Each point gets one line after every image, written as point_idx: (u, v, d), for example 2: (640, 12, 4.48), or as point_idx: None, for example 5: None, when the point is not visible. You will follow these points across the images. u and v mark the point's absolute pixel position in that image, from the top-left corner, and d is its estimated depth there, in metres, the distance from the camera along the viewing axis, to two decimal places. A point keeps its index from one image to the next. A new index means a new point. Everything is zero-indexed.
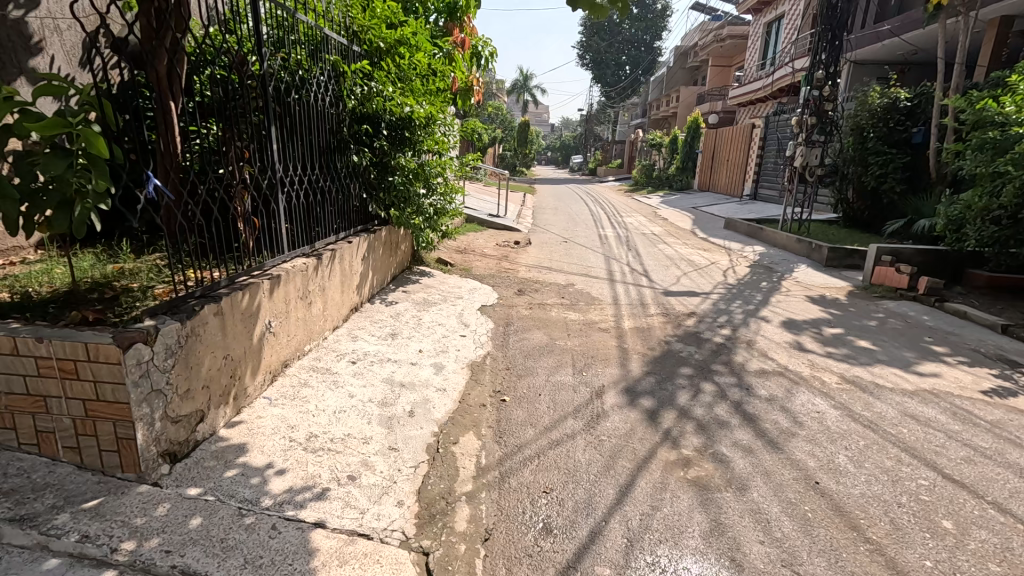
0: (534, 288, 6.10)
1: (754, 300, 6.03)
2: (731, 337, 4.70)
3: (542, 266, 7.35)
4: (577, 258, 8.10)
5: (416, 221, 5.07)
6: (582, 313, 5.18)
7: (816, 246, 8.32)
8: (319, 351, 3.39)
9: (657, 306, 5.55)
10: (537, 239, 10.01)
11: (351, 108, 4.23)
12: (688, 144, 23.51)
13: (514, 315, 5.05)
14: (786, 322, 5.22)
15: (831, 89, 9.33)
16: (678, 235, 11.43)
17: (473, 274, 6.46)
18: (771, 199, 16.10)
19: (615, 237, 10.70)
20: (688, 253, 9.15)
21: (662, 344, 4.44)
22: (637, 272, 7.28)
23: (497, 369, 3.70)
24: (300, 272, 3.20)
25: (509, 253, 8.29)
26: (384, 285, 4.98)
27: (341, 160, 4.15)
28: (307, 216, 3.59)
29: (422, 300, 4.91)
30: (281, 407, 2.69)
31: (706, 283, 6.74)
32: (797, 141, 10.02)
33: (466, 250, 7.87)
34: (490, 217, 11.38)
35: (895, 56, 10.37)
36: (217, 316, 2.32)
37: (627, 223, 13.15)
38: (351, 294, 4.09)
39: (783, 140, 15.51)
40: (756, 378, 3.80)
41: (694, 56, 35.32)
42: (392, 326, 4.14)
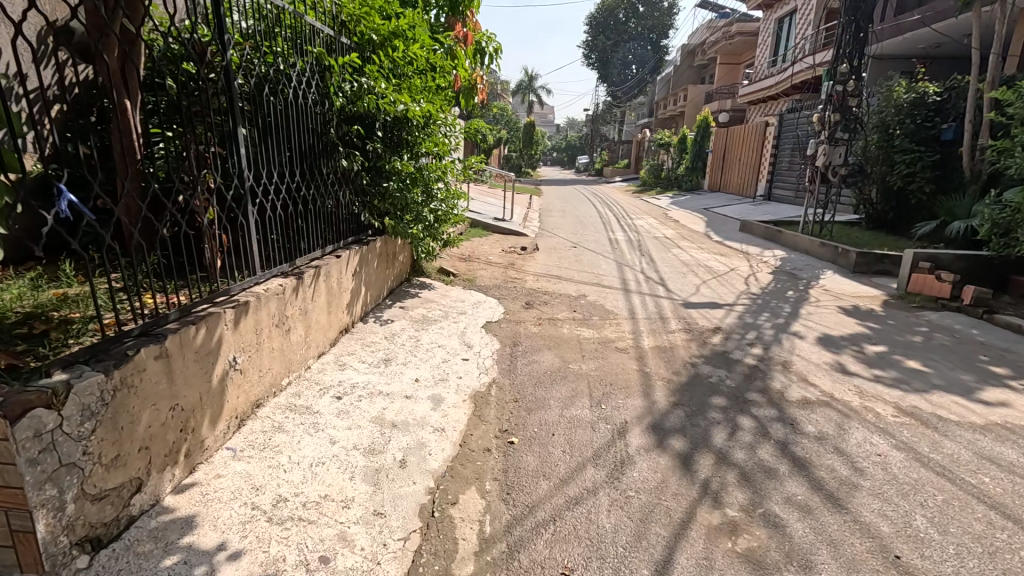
0: (543, 301, 5.65)
1: (783, 312, 5.55)
2: (763, 358, 4.22)
3: (551, 274, 6.90)
4: (588, 265, 7.64)
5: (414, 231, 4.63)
6: (597, 329, 4.73)
7: (843, 251, 7.81)
8: (299, 385, 2.95)
9: (678, 320, 5.09)
10: (545, 244, 9.56)
11: (338, 107, 3.75)
12: (698, 143, 22.98)
13: (522, 333, 4.59)
14: (822, 339, 4.74)
15: (855, 84, 8.83)
16: (692, 238, 10.95)
17: (477, 285, 6.02)
18: (786, 200, 15.55)
19: (627, 241, 10.23)
20: (705, 258, 8.67)
21: (687, 366, 3.98)
22: (653, 280, 6.81)
23: (504, 402, 3.25)
24: (275, 296, 2.75)
25: (516, 260, 7.84)
26: (379, 299, 4.55)
27: (329, 165, 3.70)
28: (288, 229, 3.15)
29: (421, 318, 4.47)
30: (247, 462, 2.25)
31: (728, 293, 6.26)
32: (818, 139, 9.52)
33: (470, 258, 7.43)
34: (496, 220, 10.94)
35: (916, 49, 9.95)
36: (159, 360, 1.89)
37: (639, 226, 12.67)
38: (340, 314, 3.65)
39: (799, 138, 14.97)
40: (800, 410, 3.32)
41: (702, 55, 34.77)
42: (386, 351, 3.70)
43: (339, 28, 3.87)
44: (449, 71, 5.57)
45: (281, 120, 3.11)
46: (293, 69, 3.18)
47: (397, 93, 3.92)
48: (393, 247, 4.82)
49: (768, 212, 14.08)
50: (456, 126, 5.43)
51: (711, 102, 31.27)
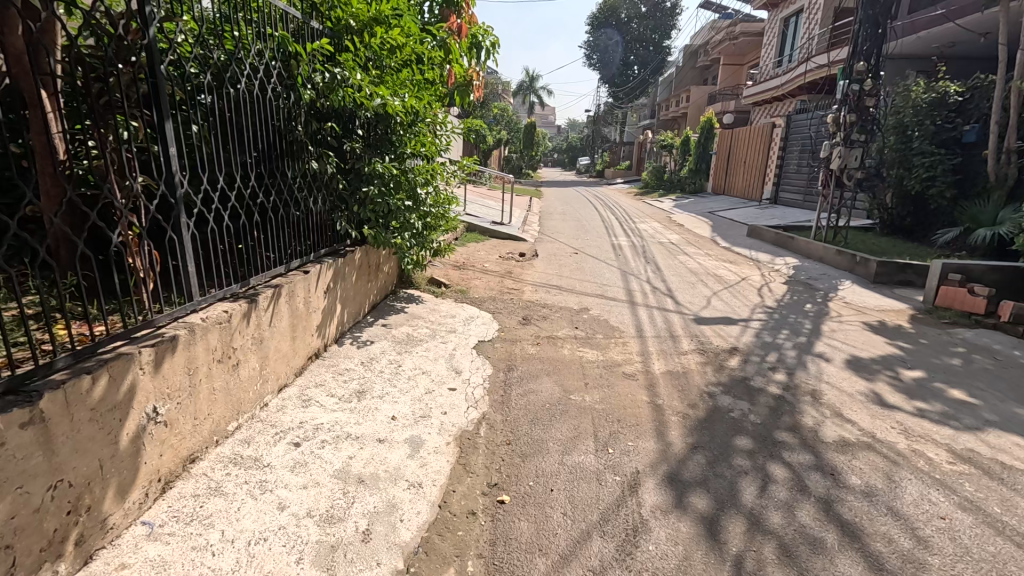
0: (542, 316, 5.18)
1: (803, 329, 5.08)
2: (789, 386, 3.75)
3: (550, 284, 6.43)
4: (589, 274, 7.17)
5: (398, 241, 4.17)
6: (601, 351, 4.26)
7: (862, 259, 7.34)
8: (250, 430, 2.49)
9: (689, 339, 4.62)
10: (545, 250, 9.09)
11: (307, 101, 3.25)
12: (701, 145, 22.50)
13: (518, 355, 4.12)
14: (851, 361, 4.27)
15: (873, 82, 8.34)
16: (699, 244, 10.47)
17: (470, 297, 5.55)
18: (793, 203, 15.09)
19: (631, 247, 9.76)
20: (713, 266, 8.20)
21: (705, 397, 3.51)
22: (660, 291, 6.34)
23: (494, 445, 2.78)
24: (218, 326, 2.28)
25: (513, 268, 7.38)
26: (359, 316, 4.10)
27: (297, 168, 3.23)
28: (242, 242, 2.69)
29: (405, 338, 4.00)
30: (165, 543, 1.78)
31: (742, 307, 5.78)
32: (833, 141, 9.04)
33: (464, 267, 6.97)
34: (494, 225, 10.47)
35: (931, 48, 9.58)
36: (28, 427, 1.42)
37: (643, 230, 12.20)
38: (308, 338, 3.18)
39: (808, 140, 14.50)
40: (839, 456, 2.85)
41: (705, 56, 34.34)
42: (361, 380, 3.23)
43: (310, 11, 3.37)
44: (441, 65, 5.07)
45: (232, 114, 2.63)
46: (249, 55, 2.69)
47: (375, 86, 3.45)
48: (376, 257, 4.36)
49: (776, 216, 13.60)
50: (447, 125, 4.95)
51: (714, 104, 30.81)
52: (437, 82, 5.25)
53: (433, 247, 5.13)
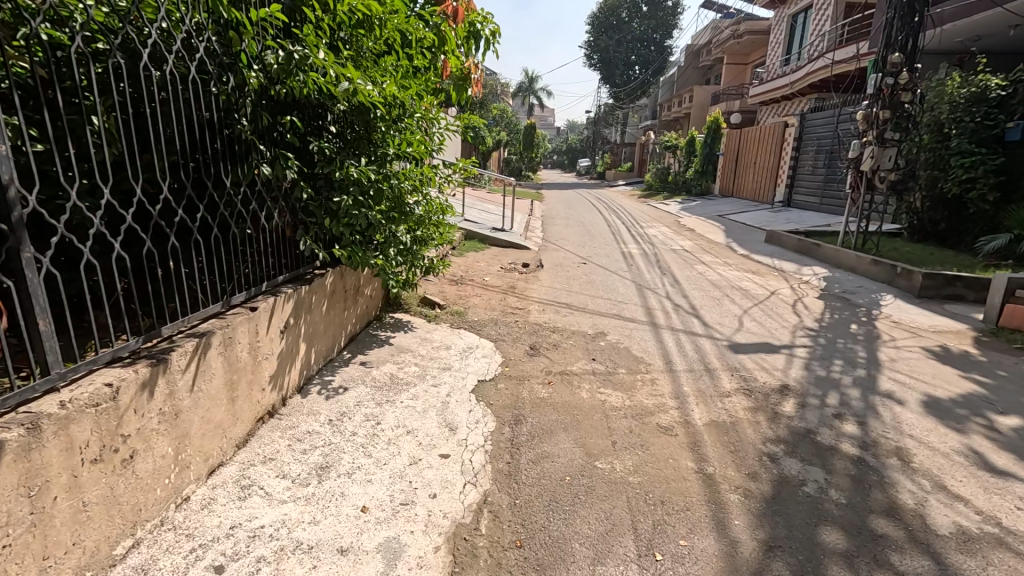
0: (552, 344, 4.44)
1: (858, 358, 4.34)
2: (866, 442, 3.00)
3: (559, 302, 5.69)
4: (602, 288, 6.43)
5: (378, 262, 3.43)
6: (627, 393, 3.52)
7: (904, 271, 6.61)
8: (153, 548, 1.75)
9: (729, 376, 3.87)
10: (549, 259, 8.36)
11: (254, 87, 2.47)
12: (707, 145, 21.79)
13: (526, 399, 3.38)
14: (928, 404, 3.52)
15: (908, 75, 7.63)
16: (715, 251, 9.77)
17: (469, 320, 4.81)
18: (808, 206, 14.36)
19: (644, 255, 9.05)
20: (736, 277, 7.47)
21: (766, 462, 2.76)
22: (683, 310, 5.62)
23: (500, 552, 2.04)
24: (93, 411, 1.53)
25: (516, 282, 6.64)
26: (331, 352, 3.36)
27: (240, 172, 2.46)
28: (148, 278, 1.92)
29: (388, 383, 3.25)
30: None
31: (780, 330, 5.05)
32: (862, 140, 8.33)
33: (461, 283, 6.24)
34: (494, 231, 9.73)
35: (954, 42, 9.11)
36: None
37: (653, 236, 11.50)
38: (255, 394, 2.45)
39: (824, 139, 13.78)
40: (967, 560, 2.10)
41: (708, 55, 33.67)
42: (326, 450, 2.48)
43: None
44: (432, 53, 4.36)
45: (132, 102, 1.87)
46: (157, 16, 1.94)
47: (343, 67, 2.70)
48: (354, 281, 3.63)
49: (792, 221, 12.86)
50: (441, 123, 4.22)
51: (718, 103, 30.14)
52: (430, 73, 4.53)
53: (424, 266, 4.37)
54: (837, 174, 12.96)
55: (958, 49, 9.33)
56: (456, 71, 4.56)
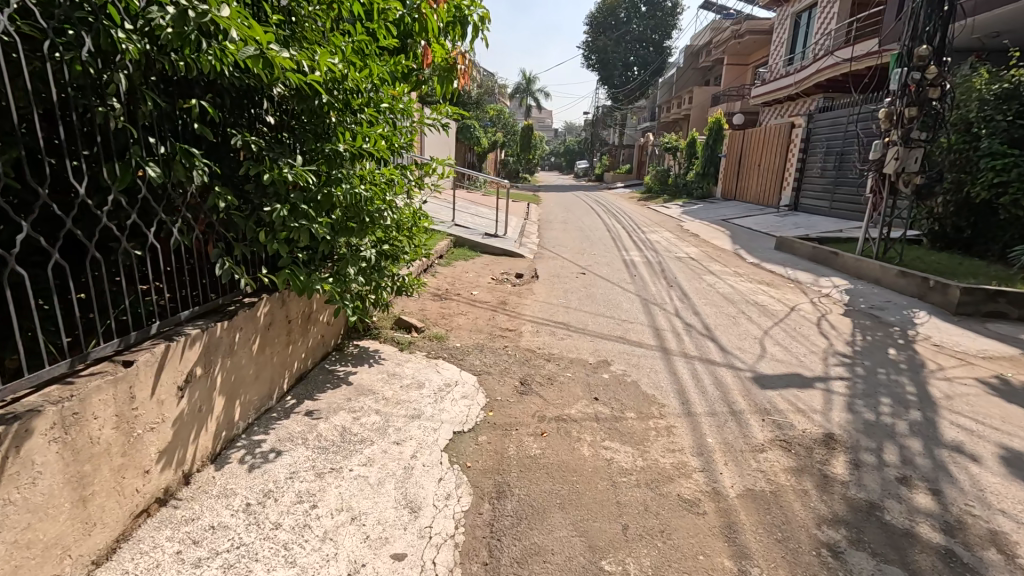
0: (546, 377, 3.76)
1: (907, 395, 3.68)
2: (948, 523, 2.33)
3: (556, 322, 5.01)
4: (604, 303, 5.76)
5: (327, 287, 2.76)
6: (638, 449, 2.84)
7: (938, 285, 5.95)
8: None
9: (760, 422, 3.20)
10: (546, 269, 7.69)
11: (132, 59, 1.75)
12: (709, 147, 21.17)
13: (513, 460, 2.70)
14: (1010, 461, 2.85)
15: (937, 70, 6.99)
16: (723, 259, 9.13)
17: (450, 346, 4.13)
18: (817, 210, 13.74)
19: (648, 263, 8.40)
20: (750, 290, 6.81)
21: (826, 559, 2.09)
22: (696, 331, 4.95)
23: None
24: None
25: (509, 296, 5.97)
26: (267, 401, 2.67)
27: (110, 174, 1.75)
28: None
29: (336, 442, 2.56)
30: None
31: (810, 357, 4.38)
32: (884, 141, 7.69)
33: (446, 298, 5.56)
34: (486, 237, 9.07)
35: (970, 39, 8.60)
36: None
37: (656, 243, 10.85)
38: (128, 481, 1.76)
39: (834, 141, 13.19)
40: None
41: (708, 56, 33.18)
42: (230, 559, 1.79)
43: None
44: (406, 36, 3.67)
45: None
46: None
47: (252, 27, 1.98)
48: (301, 308, 2.95)
49: (801, 226, 12.23)
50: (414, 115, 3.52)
51: (719, 104, 29.58)
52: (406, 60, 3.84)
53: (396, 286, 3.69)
54: (849, 177, 12.33)
55: (977, 44, 8.78)
56: (438, 58, 3.86)
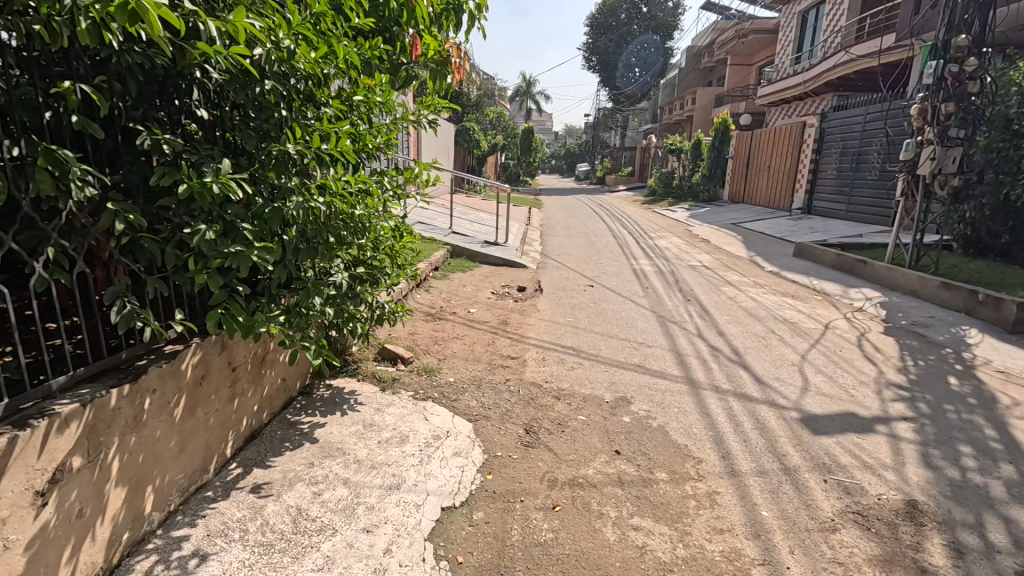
0: (556, 421, 3.15)
1: (990, 442, 3.07)
2: None
3: (565, 347, 4.41)
4: (617, 322, 5.17)
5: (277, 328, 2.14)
6: (677, 529, 2.24)
7: (989, 299, 5.34)
8: None
9: (822, 485, 2.59)
10: (550, 281, 7.09)
11: None
12: (715, 149, 20.59)
13: (517, 550, 2.09)
14: None
15: (977, 62, 6.38)
16: (740, 268, 8.52)
17: (443, 381, 3.53)
18: (832, 213, 13.13)
19: (660, 274, 7.80)
20: (775, 305, 6.20)
21: None
22: (725, 357, 4.34)
23: None
24: None
25: (511, 314, 5.36)
26: (200, 476, 2.08)
27: None
28: None
29: (286, 534, 1.95)
30: None
31: (861, 390, 3.77)
32: (917, 140, 7.08)
33: (440, 319, 4.95)
34: (485, 246, 8.47)
35: (1001, 31, 8.03)
36: None
37: (666, 250, 10.25)
38: None
39: (850, 141, 12.60)
40: None
41: (711, 56, 32.64)
42: None
43: None
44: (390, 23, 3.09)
45: None
46: None
47: None
48: (249, 351, 2.35)
49: (818, 231, 11.63)
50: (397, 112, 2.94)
51: (723, 105, 29.00)
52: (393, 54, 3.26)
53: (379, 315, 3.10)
54: (867, 179, 11.73)
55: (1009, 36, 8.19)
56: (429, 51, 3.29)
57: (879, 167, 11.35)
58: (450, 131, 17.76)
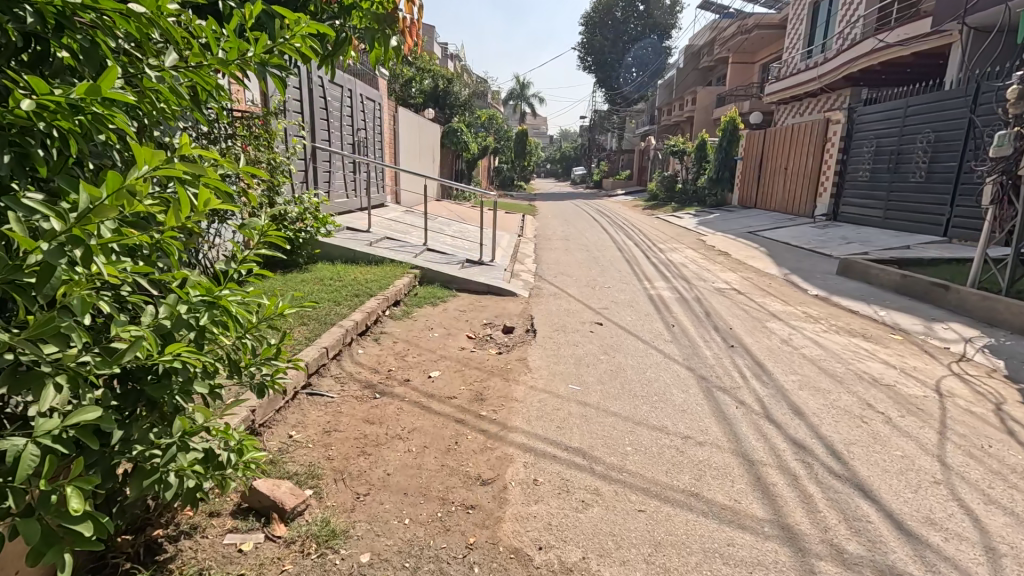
0: None
1: None
2: None
3: (570, 455, 2.79)
4: (642, 396, 3.54)
5: None
6: None
7: None
8: None
9: None
10: (545, 317, 5.47)
11: None
12: (722, 150, 18.98)
13: None
14: None
15: None
16: (779, 292, 6.93)
17: (346, 568, 1.90)
18: (864, 221, 11.64)
19: (684, 303, 6.20)
20: (848, 353, 4.61)
21: None
22: (824, 470, 2.72)
23: None
24: None
25: (488, 382, 3.74)
26: None
27: None
28: None
29: None
30: None
31: None
32: (1013, 130, 5.50)
33: (380, 400, 3.32)
34: (463, 269, 6.84)
35: None
36: None
37: (683, 267, 8.65)
38: None
39: (886, 138, 11.11)
40: None
41: (710, 55, 31.41)
42: None
43: None
44: None
45: None
46: None
47: None
48: None
49: (854, 241, 10.12)
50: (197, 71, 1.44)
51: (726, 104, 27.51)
52: None
53: (193, 485, 1.49)
54: (909, 181, 10.26)
55: None
56: None
57: (926, 166, 9.86)
58: (434, 132, 16.23)
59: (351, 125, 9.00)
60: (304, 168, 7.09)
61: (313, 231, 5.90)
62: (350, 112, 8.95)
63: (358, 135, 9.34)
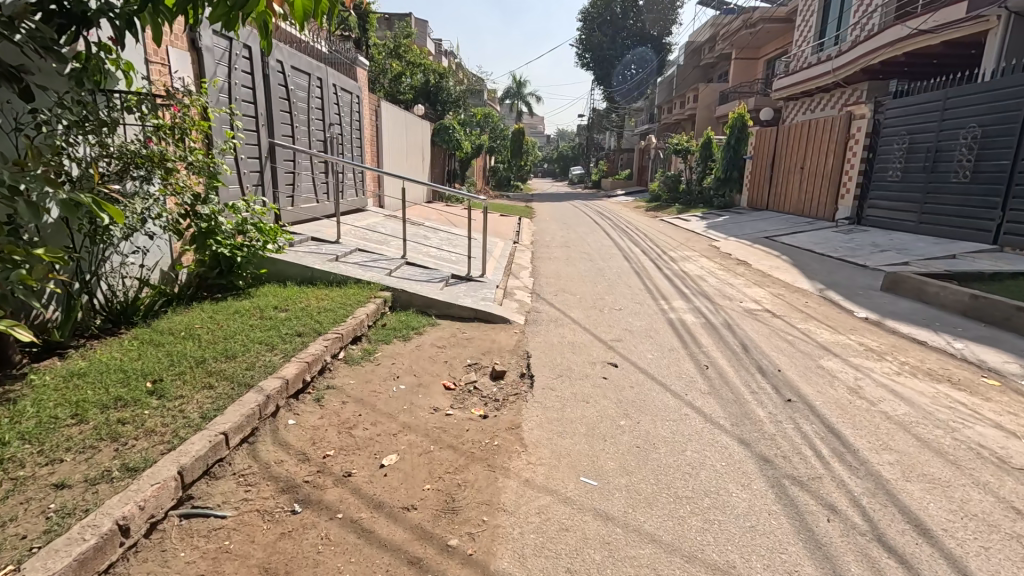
0: None
1: None
2: None
3: None
4: (688, 501, 2.43)
5: None
6: None
7: None
8: None
9: None
10: (544, 354, 4.35)
11: None
12: (731, 148, 17.94)
13: None
14: None
15: None
16: (822, 315, 5.84)
17: None
18: (896, 225, 10.55)
19: (714, 332, 5.09)
20: (943, 410, 3.50)
21: None
22: None
23: None
24: None
25: (466, 473, 2.61)
26: None
27: None
28: None
29: None
30: None
31: None
32: None
33: (297, 518, 2.19)
34: (445, 288, 5.70)
35: None
36: None
37: (701, 281, 7.55)
38: None
39: (920, 134, 10.04)
40: None
41: (711, 52, 30.39)
42: None
43: None
44: None
45: None
46: None
47: None
48: None
49: (889, 249, 9.03)
50: None
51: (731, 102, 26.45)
52: None
53: None
54: (950, 182, 9.19)
55: None
56: None
57: (970, 166, 8.77)
58: (423, 129, 15.10)
59: (322, 119, 7.87)
60: (256, 169, 5.95)
61: (258, 245, 4.77)
62: (320, 104, 7.82)
63: (332, 130, 8.21)
